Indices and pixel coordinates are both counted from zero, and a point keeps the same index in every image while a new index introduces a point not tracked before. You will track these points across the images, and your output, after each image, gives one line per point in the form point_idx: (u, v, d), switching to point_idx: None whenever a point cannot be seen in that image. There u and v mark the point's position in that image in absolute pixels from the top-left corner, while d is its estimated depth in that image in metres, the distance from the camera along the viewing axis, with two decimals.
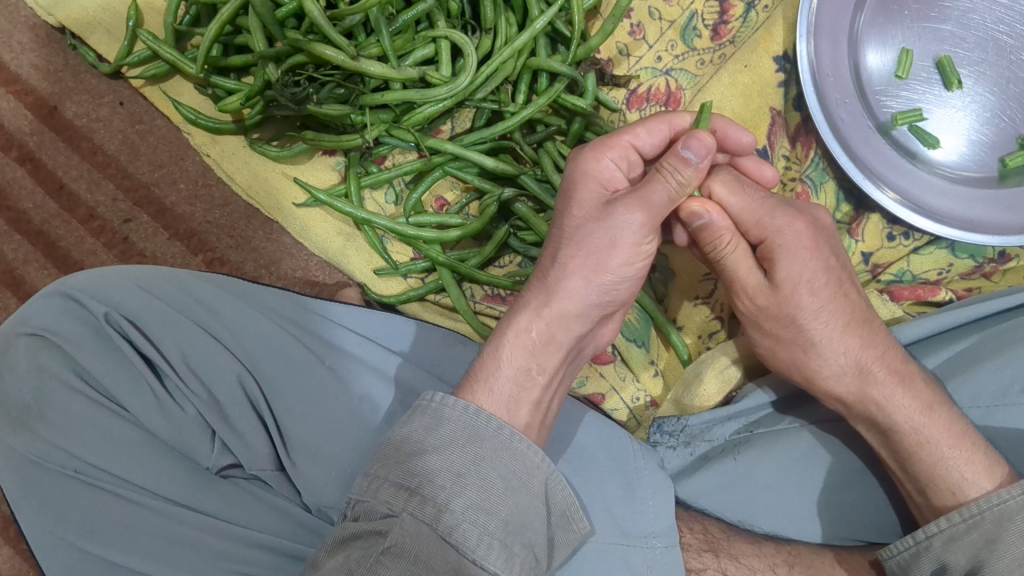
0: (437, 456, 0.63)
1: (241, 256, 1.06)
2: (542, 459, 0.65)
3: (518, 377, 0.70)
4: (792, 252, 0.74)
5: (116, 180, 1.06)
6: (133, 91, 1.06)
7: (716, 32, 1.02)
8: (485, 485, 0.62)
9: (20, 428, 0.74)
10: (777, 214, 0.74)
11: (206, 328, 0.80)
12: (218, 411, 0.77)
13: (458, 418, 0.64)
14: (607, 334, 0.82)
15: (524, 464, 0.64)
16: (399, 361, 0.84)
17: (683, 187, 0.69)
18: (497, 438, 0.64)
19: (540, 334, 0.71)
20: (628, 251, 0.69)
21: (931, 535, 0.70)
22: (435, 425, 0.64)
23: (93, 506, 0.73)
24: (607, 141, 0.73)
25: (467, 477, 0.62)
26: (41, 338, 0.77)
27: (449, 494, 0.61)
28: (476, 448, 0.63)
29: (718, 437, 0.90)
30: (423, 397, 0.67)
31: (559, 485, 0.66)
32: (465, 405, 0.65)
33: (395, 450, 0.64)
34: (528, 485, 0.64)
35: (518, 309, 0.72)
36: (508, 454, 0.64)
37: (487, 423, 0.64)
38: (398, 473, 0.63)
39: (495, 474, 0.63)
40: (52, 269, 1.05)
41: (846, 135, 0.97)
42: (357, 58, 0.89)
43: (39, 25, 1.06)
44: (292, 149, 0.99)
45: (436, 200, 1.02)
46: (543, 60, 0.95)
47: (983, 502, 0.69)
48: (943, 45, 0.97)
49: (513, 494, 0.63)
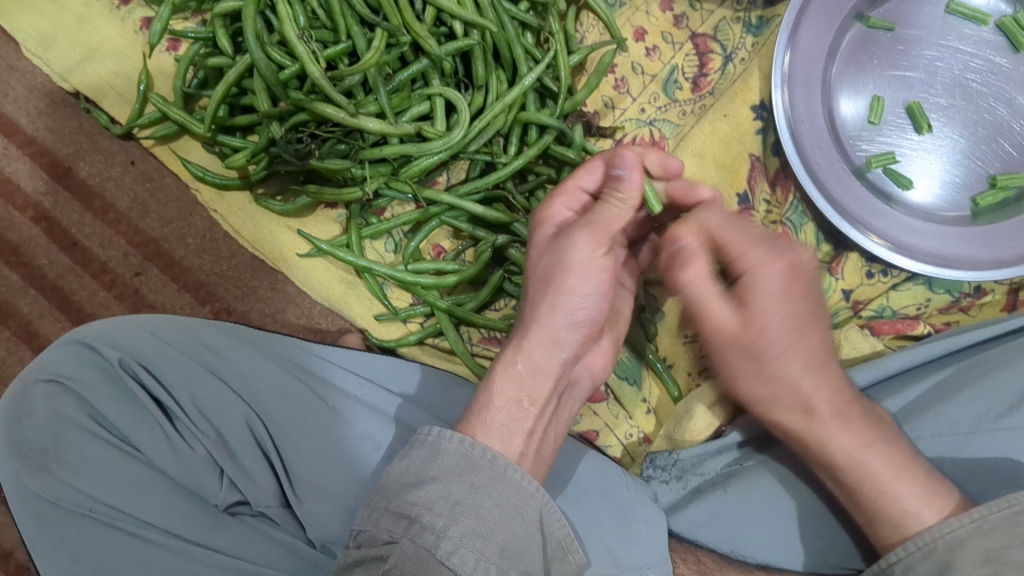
0: (434, 485, 0.66)
1: (247, 305, 1.10)
2: (536, 489, 0.68)
3: (506, 407, 0.73)
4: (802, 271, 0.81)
5: (127, 236, 1.11)
6: (144, 150, 1.11)
7: (696, 85, 1.08)
8: (481, 512, 0.65)
9: (37, 470, 0.77)
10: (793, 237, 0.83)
11: (216, 372, 0.84)
12: (227, 450, 0.81)
13: (455, 450, 0.68)
14: (601, 361, 0.84)
15: (519, 492, 0.67)
16: (399, 401, 0.88)
17: (625, 205, 0.72)
18: (491, 468, 0.67)
19: (522, 365, 0.74)
20: (582, 268, 0.72)
21: (892, 563, 0.73)
22: (432, 457, 0.68)
23: (105, 543, 0.76)
24: (563, 187, 0.78)
25: (464, 506, 0.65)
26: (58, 384, 0.81)
27: (446, 522, 0.64)
28: (471, 478, 0.67)
29: (709, 471, 0.93)
30: (421, 431, 0.70)
31: (553, 514, 0.69)
32: (460, 437, 0.68)
33: (393, 484, 0.68)
34: (522, 512, 0.67)
35: (505, 346, 0.77)
36: (503, 484, 0.67)
37: (482, 454, 0.68)
38: (397, 503, 0.66)
39: (490, 502, 0.66)
40: (65, 321, 1.10)
41: (822, 178, 1.01)
42: (356, 115, 0.94)
43: (54, 91, 1.12)
44: (295, 203, 1.03)
45: (433, 248, 1.06)
46: (533, 113, 1.01)
47: (934, 532, 0.72)
48: (912, 92, 1.02)
49: (507, 520, 0.66)
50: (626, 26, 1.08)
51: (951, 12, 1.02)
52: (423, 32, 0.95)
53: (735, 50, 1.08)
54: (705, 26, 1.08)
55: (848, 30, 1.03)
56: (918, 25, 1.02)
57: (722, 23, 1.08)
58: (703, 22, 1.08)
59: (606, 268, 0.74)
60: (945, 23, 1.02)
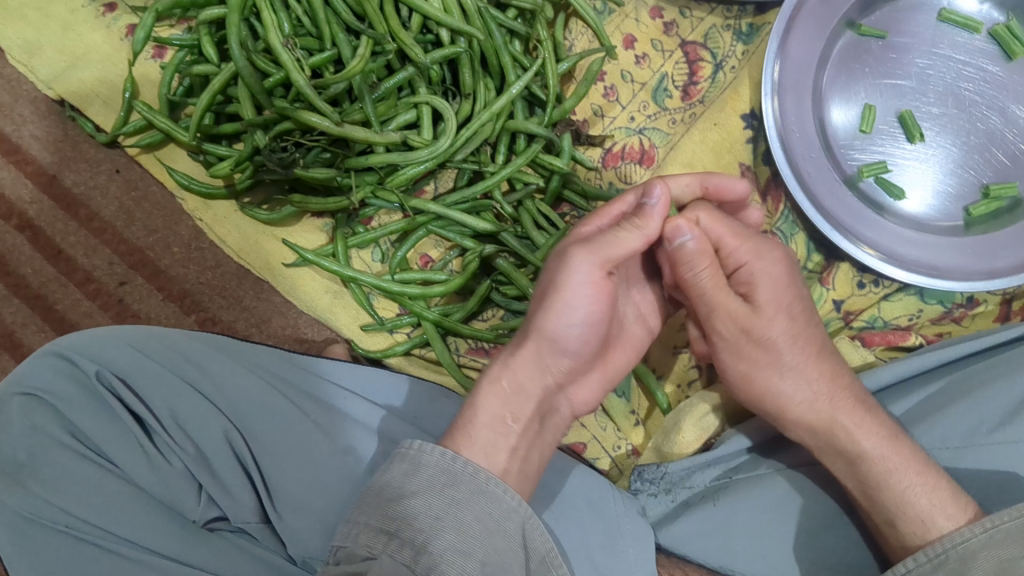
0: (416, 498, 0.65)
1: (232, 315, 1.09)
2: (520, 504, 0.67)
3: (489, 426, 0.71)
4: (767, 282, 0.76)
5: (112, 245, 1.09)
6: (129, 159, 1.10)
7: (686, 93, 1.07)
8: (463, 528, 0.63)
9: (14, 485, 0.76)
10: (753, 241, 0.76)
11: (194, 384, 0.83)
12: (205, 465, 0.80)
13: (436, 463, 0.67)
14: (587, 396, 0.81)
15: (501, 507, 0.66)
16: (382, 414, 0.86)
17: (638, 230, 0.71)
18: (473, 482, 0.66)
19: (508, 382, 0.73)
20: (575, 288, 0.71)
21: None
22: (413, 471, 0.67)
23: (81, 560, 0.75)
24: (606, 209, 0.78)
25: (445, 520, 0.63)
26: (35, 397, 0.80)
27: (427, 537, 0.63)
28: (452, 492, 0.65)
29: (698, 484, 0.92)
30: (403, 445, 0.69)
31: (537, 530, 0.67)
32: (442, 451, 0.67)
33: (375, 497, 0.66)
34: (505, 529, 0.65)
35: (491, 361, 0.75)
36: (484, 498, 0.66)
37: (463, 469, 0.67)
38: (379, 517, 0.65)
39: (471, 517, 0.64)
40: (49, 331, 1.09)
41: (813, 187, 1.00)
42: (341, 124, 0.93)
43: (39, 99, 1.11)
44: (280, 212, 1.02)
45: (420, 257, 1.05)
46: (521, 121, 1.00)
47: (947, 543, 0.68)
48: (904, 100, 1.01)
49: (489, 536, 0.64)
50: (616, 34, 1.07)
51: (943, 20, 1.01)
52: (409, 40, 0.94)
53: (725, 58, 1.07)
54: (695, 34, 1.07)
55: (839, 37, 1.02)
56: (910, 33, 1.01)
57: (712, 31, 1.07)
58: (693, 29, 1.07)
59: (604, 294, 0.72)
60: (937, 31, 1.01)
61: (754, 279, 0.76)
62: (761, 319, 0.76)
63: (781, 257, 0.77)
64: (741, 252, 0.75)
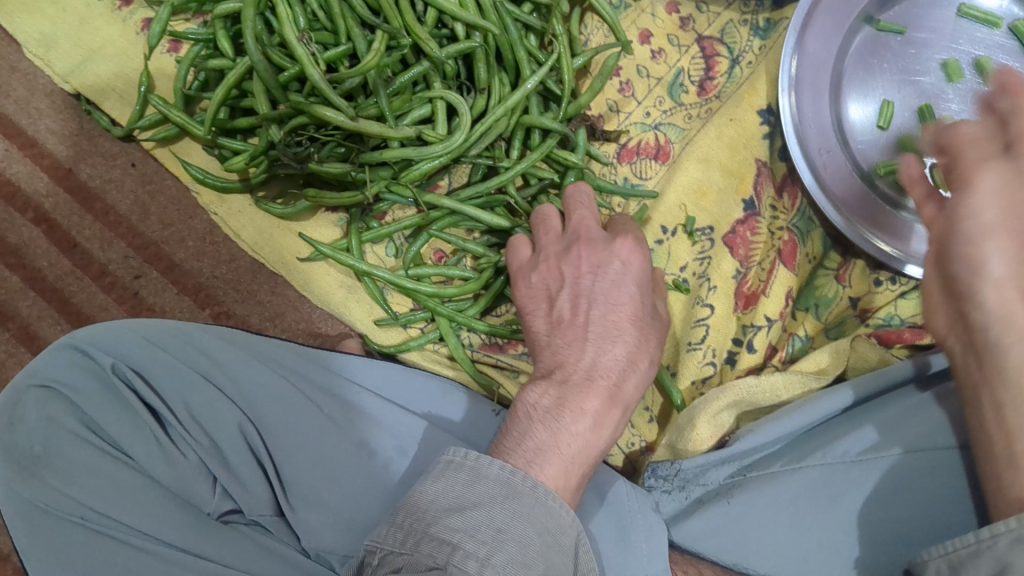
0: (475, 511, 0.63)
1: (246, 309, 1.10)
2: (572, 518, 0.66)
3: (577, 444, 0.73)
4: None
5: (127, 239, 1.10)
6: (145, 152, 1.10)
7: (702, 88, 1.06)
8: (522, 541, 0.62)
9: (29, 476, 0.77)
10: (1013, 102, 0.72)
11: (209, 377, 0.83)
12: (220, 458, 0.81)
13: (496, 477, 0.65)
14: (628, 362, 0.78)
15: (556, 521, 0.65)
16: (411, 417, 0.86)
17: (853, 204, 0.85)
18: (532, 495, 0.65)
19: (553, 400, 0.75)
20: (604, 280, 0.81)
21: (998, 534, 0.60)
22: (472, 482, 0.65)
23: (99, 551, 0.76)
24: (538, 234, 0.86)
25: (506, 533, 0.62)
26: (51, 389, 0.81)
27: (489, 550, 0.61)
28: (513, 505, 0.64)
29: (712, 480, 0.91)
30: (453, 454, 0.67)
31: (585, 547, 0.67)
32: (503, 464, 0.66)
33: (431, 505, 0.64)
34: (561, 542, 0.65)
35: (531, 387, 0.77)
36: (542, 511, 0.65)
37: (522, 482, 0.66)
38: (439, 528, 0.62)
39: (532, 530, 0.63)
40: (64, 324, 1.09)
41: (829, 184, 0.99)
42: (356, 119, 0.93)
43: (56, 92, 1.11)
44: (295, 206, 1.02)
45: (434, 252, 1.05)
46: (536, 117, 0.99)
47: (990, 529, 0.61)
48: (923, 96, 1.00)
49: (545, 550, 0.63)
50: (632, 28, 1.07)
51: (962, 15, 1.00)
52: (424, 34, 0.94)
53: (742, 53, 1.06)
54: (712, 29, 1.07)
55: (857, 33, 1.01)
56: (929, 28, 1.01)
57: (729, 26, 1.07)
58: (709, 24, 1.07)
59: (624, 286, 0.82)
60: (956, 26, 1.00)
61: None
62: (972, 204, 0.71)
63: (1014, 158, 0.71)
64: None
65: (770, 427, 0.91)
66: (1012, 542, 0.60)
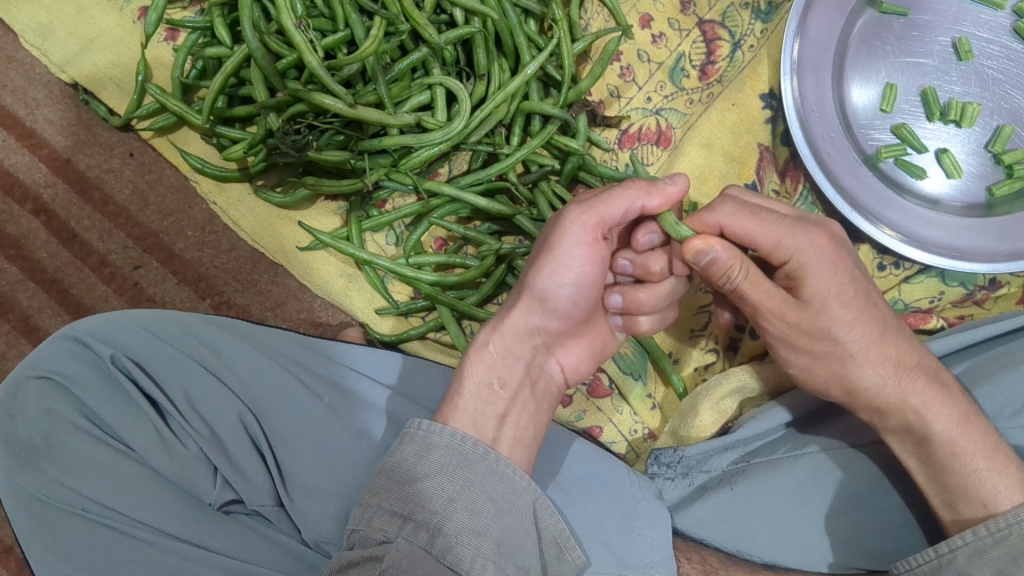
0: (429, 481, 0.62)
1: (247, 299, 1.09)
2: (528, 482, 0.65)
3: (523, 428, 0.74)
4: (816, 276, 0.70)
5: (127, 229, 1.09)
6: (143, 142, 1.10)
7: (703, 73, 1.05)
8: (476, 508, 0.62)
9: (30, 467, 0.77)
10: (795, 237, 0.69)
11: (208, 366, 0.83)
12: (220, 448, 0.80)
13: (447, 445, 0.64)
14: (575, 363, 0.79)
15: (512, 488, 0.64)
16: (404, 402, 0.85)
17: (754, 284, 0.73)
18: (484, 463, 0.64)
19: (496, 349, 0.71)
20: (574, 251, 0.70)
21: (956, 548, 0.67)
22: (424, 453, 0.64)
23: (101, 543, 0.77)
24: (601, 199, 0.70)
25: (458, 502, 0.62)
26: (51, 380, 0.81)
27: (441, 519, 0.61)
28: (465, 473, 0.63)
29: (715, 467, 0.90)
30: (410, 423, 0.66)
31: (548, 510, 0.65)
32: (452, 432, 0.65)
33: (386, 479, 0.64)
34: (518, 508, 0.63)
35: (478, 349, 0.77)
36: (496, 478, 0.64)
37: (473, 449, 0.64)
38: (391, 500, 0.63)
39: (485, 497, 0.62)
40: (64, 315, 1.09)
41: (833, 168, 0.98)
42: (355, 106, 0.92)
43: (53, 82, 1.10)
44: (294, 195, 1.02)
45: (435, 240, 1.05)
46: (535, 103, 0.99)
47: (1010, 517, 0.66)
48: (926, 79, 0.99)
49: (502, 516, 0.62)
50: (632, 13, 1.06)
51: None
52: (422, 20, 0.93)
53: (744, 37, 1.05)
54: (713, 13, 1.06)
55: (859, 16, 1.00)
56: (932, 10, 0.99)
57: (731, 9, 1.05)
58: (710, 8, 1.05)
59: (595, 260, 0.70)
60: (960, 7, 0.99)
61: (801, 271, 0.70)
62: (812, 314, 0.71)
63: (826, 242, 0.71)
64: (778, 253, 0.70)
65: (771, 414, 0.90)
66: (968, 555, 0.67)
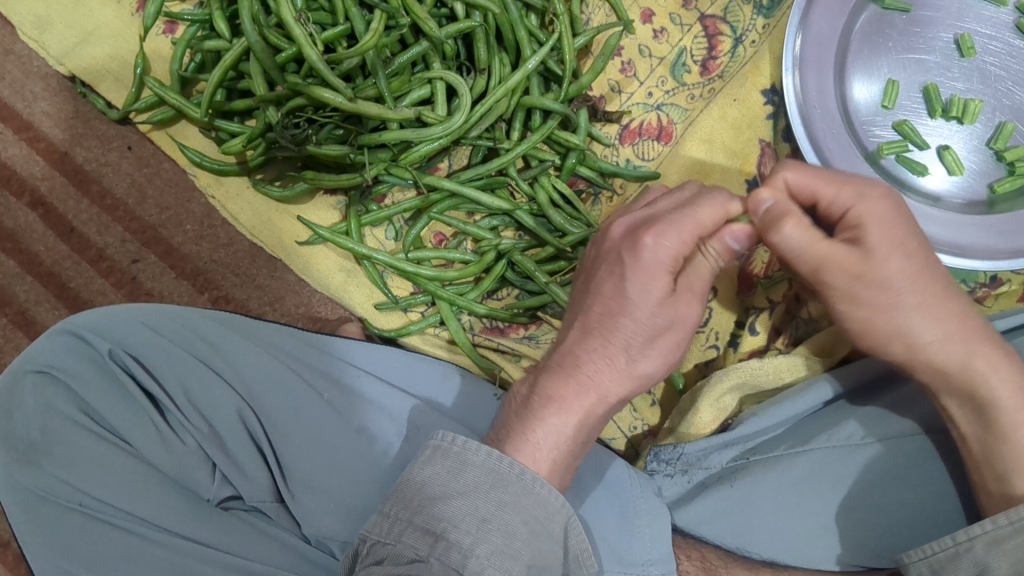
0: (460, 501, 0.63)
1: (246, 293, 1.09)
2: (563, 504, 0.65)
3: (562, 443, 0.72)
4: (875, 227, 0.64)
5: (125, 223, 1.09)
6: (141, 135, 1.09)
7: (705, 68, 1.05)
8: (510, 531, 0.62)
9: (27, 463, 0.77)
10: (852, 187, 0.65)
11: (206, 362, 0.82)
12: (219, 444, 0.80)
13: (482, 463, 0.64)
14: None
15: (545, 509, 0.64)
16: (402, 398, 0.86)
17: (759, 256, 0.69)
18: (520, 484, 0.63)
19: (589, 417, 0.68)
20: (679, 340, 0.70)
21: (974, 537, 0.67)
22: (458, 470, 0.64)
23: (99, 540, 0.76)
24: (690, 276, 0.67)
25: (491, 523, 0.62)
26: (46, 374, 0.80)
27: (474, 541, 0.61)
28: (499, 493, 0.63)
29: (714, 464, 0.89)
30: (440, 438, 0.66)
31: (576, 530, 0.66)
32: (489, 450, 0.64)
33: (413, 493, 0.64)
34: (549, 530, 0.64)
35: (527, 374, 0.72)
36: (530, 500, 0.63)
37: (510, 468, 0.64)
38: (422, 517, 0.63)
39: (519, 519, 0.62)
40: (62, 309, 1.08)
41: (835, 165, 0.98)
42: (355, 100, 0.91)
43: (50, 75, 1.10)
44: (293, 189, 1.01)
45: (434, 235, 1.04)
46: (536, 98, 0.98)
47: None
48: (929, 75, 0.98)
49: (535, 540, 0.63)
50: (633, 7, 1.05)
51: None
52: (423, 13, 0.92)
53: (745, 32, 1.05)
54: (714, 7, 1.05)
55: (862, 11, 1.00)
56: (934, 6, 0.99)
57: (733, 4, 1.05)
58: (712, 3, 1.05)
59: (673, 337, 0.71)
60: (963, 4, 0.99)
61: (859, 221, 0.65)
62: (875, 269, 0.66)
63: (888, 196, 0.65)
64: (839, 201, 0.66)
65: (773, 411, 0.89)
66: (986, 544, 0.67)
